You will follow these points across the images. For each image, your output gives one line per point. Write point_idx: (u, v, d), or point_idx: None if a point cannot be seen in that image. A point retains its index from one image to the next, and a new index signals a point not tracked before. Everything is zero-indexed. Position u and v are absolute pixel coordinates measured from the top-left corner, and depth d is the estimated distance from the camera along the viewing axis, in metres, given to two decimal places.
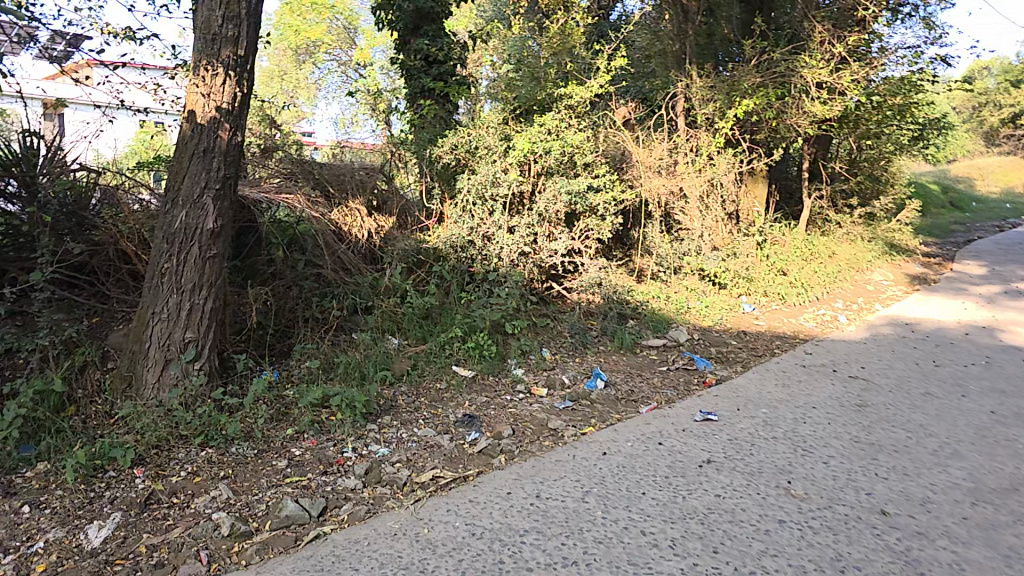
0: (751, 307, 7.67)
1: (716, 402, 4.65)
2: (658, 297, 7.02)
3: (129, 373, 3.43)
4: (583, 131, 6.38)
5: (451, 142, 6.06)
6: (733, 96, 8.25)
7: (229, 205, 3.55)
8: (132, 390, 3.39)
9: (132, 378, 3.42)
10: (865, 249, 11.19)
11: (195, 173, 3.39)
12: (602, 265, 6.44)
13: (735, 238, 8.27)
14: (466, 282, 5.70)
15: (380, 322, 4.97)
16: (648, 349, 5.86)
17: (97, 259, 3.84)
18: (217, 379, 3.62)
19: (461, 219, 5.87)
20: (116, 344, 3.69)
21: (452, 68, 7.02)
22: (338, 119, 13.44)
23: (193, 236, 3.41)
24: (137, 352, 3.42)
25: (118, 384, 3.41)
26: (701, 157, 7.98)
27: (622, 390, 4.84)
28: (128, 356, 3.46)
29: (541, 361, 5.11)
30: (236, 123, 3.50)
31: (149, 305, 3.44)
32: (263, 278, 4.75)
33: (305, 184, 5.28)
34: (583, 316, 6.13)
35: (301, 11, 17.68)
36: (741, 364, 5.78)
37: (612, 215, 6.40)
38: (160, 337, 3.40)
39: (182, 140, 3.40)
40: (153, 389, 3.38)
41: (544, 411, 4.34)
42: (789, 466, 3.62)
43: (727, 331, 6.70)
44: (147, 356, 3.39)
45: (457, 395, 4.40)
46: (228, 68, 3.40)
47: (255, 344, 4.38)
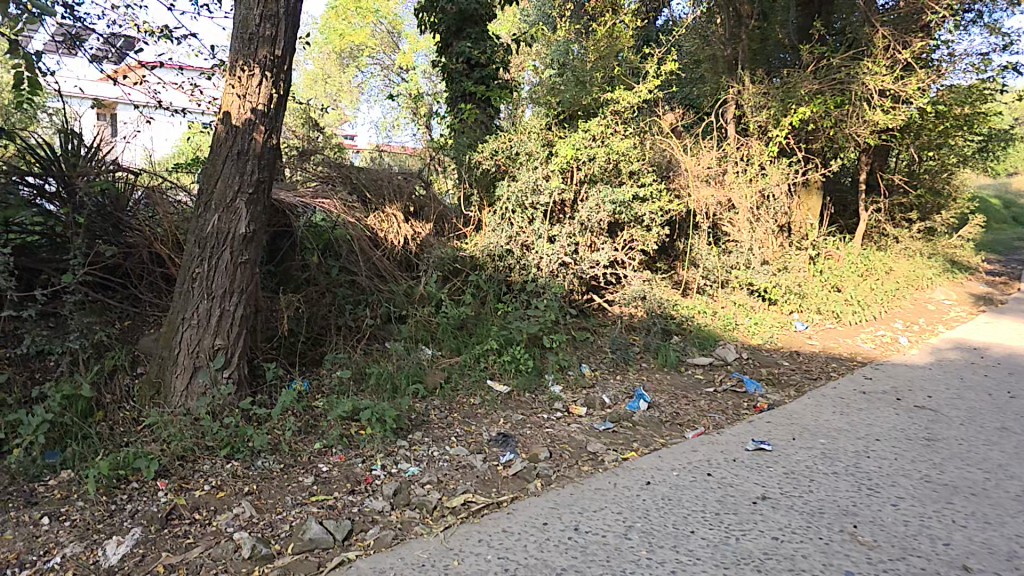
0: (804, 325, 7.25)
1: (768, 430, 4.32)
2: (705, 312, 6.69)
3: (159, 379, 3.36)
4: (629, 137, 6.12)
5: (491, 147, 5.89)
6: (789, 102, 7.85)
7: (262, 209, 3.45)
8: (160, 397, 3.32)
9: (160, 385, 3.35)
10: (925, 266, 10.55)
11: (228, 177, 3.30)
12: (646, 277, 6.17)
13: (787, 251, 7.86)
14: (503, 292, 5.51)
15: (415, 331, 4.83)
16: (693, 367, 5.55)
17: (130, 261, 3.83)
18: (246, 387, 3.53)
19: (500, 227, 5.69)
20: (147, 349, 3.65)
21: (494, 72, 6.89)
22: (379, 122, 13.47)
23: (225, 241, 3.32)
24: (166, 358, 3.34)
25: (147, 390, 3.35)
26: (752, 166, 7.63)
27: (666, 411, 4.56)
28: (158, 362, 3.39)
29: (580, 378, 4.88)
30: (272, 124, 3.40)
31: (179, 310, 3.36)
32: (296, 284, 4.66)
33: (342, 189, 5.19)
34: (624, 330, 5.87)
35: (346, 15, 17.87)
36: (794, 387, 5.40)
37: (658, 226, 6.12)
38: (190, 343, 3.32)
39: (216, 142, 3.31)
40: (181, 397, 3.29)
41: (583, 432, 4.10)
42: (853, 508, 3.27)
43: (778, 350, 6.32)
44: (176, 362, 3.31)
45: (492, 411, 4.21)
46: (265, 69, 3.31)
47: (286, 352, 4.29)
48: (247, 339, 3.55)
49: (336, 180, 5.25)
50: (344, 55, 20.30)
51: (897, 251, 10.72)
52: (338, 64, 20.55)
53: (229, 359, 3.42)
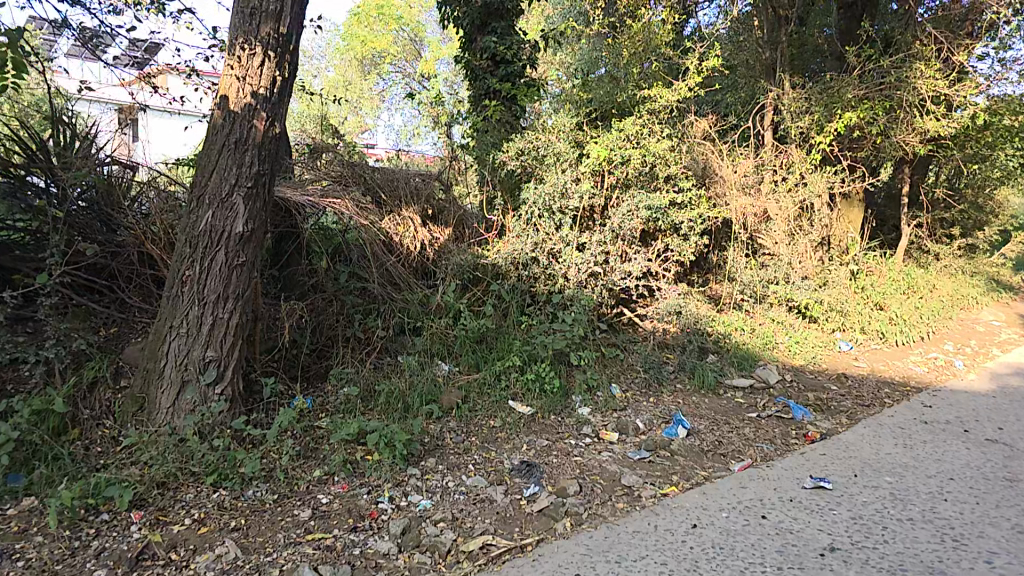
0: (848, 345, 6.72)
1: (825, 465, 3.83)
2: (742, 330, 6.22)
3: (144, 394, 3.03)
4: (667, 138, 5.69)
5: (517, 147, 5.48)
6: (835, 107, 7.35)
7: (262, 206, 3.10)
8: (144, 414, 2.97)
9: (147, 400, 3.01)
10: (970, 284, 9.92)
11: (225, 169, 2.96)
12: (682, 291, 5.73)
13: (827, 266, 7.36)
14: (527, 304, 5.12)
15: (430, 344, 4.46)
16: (732, 390, 5.09)
17: (117, 261, 3.57)
18: (241, 405, 3.15)
19: (524, 233, 5.26)
20: (133, 359, 3.35)
21: (520, 69, 6.54)
22: (400, 129, 13.38)
23: (219, 240, 2.97)
24: (153, 371, 3.00)
25: (131, 405, 3.02)
26: (793, 176, 7.24)
27: (708, 439, 4.09)
28: (144, 375, 3.06)
29: (610, 400, 4.43)
30: (274, 111, 3.06)
31: (167, 318, 3.01)
32: (302, 290, 4.40)
33: (356, 188, 4.84)
34: (657, 347, 5.43)
35: (368, 21, 18.04)
36: (846, 414, 4.88)
37: (696, 235, 5.69)
38: (178, 354, 2.97)
39: (212, 130, 2.97)
40: (167, 414, 2.94)
41: (615, 462, 3.66)
42: (940, 565, 2.77)
43: (823, 373, 5.81)
44: (162, 376, 2.97)
45: (514, 436, 3.79)
46: (268, 48, 2.98)
47: (288, 365, 3.97)
48: (244, 352, 3.19)
49: (348, 178, 4.89)
50: (365, 62, 20.32)
51: (941, 268, 10.11)
52: (359, 71, 20.43)
53: (222, 373, 3.06)
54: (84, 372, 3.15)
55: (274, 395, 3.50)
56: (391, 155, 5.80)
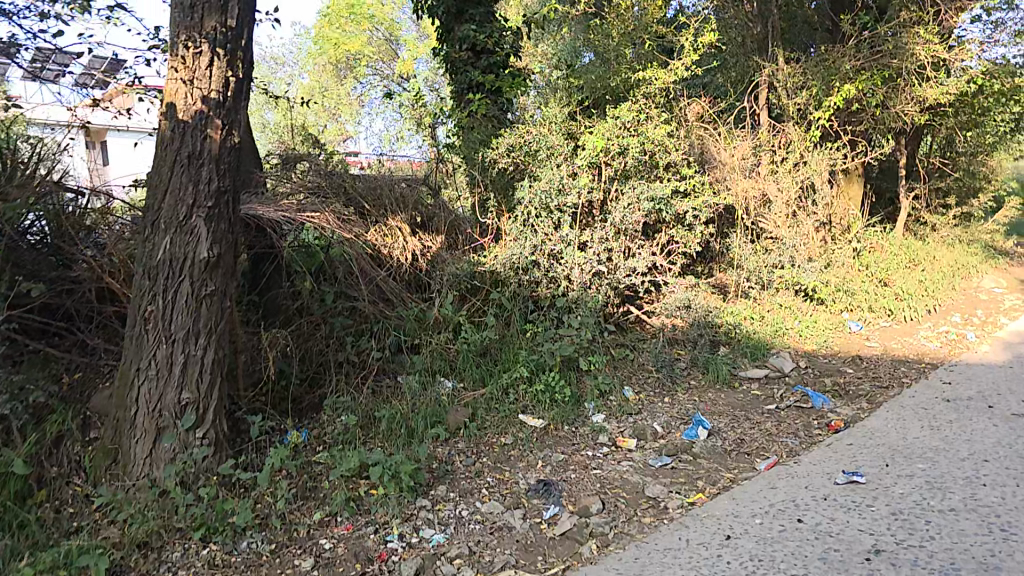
0: (858, 325, 6.55)
1: (854, 456, 3.52)
2: (752, 319, 6.09)
3: (116, 446, 3.11)
4: (664, 122, 5.50)
5: (506, 143, 5.26)
6: (832, 79, 7.30)
7: (225, 227, 3.23)
8: (122, 468, 3.05)
9: (120, 452, 3.09)
10: (966, 253, 9.69)
11: (180, 190, 3.10)
12: (690, 285, 5.56)
13: (830, 246, 7.24)
14: (530, 311, 4.94)
15: (431, 363, 4.33)
16: (748, 382, 4.94)
17: (73, 299, 3.53)
18: (228, 448, 3.23)
19: (522, 236, 5.06)
20: (101, 408, 3.29)
21: (504, 59, 6.35)
22: (382, 133, 13.19)
23: (183, 266, 3.09)
24: (126, 422, 3.08)
25: (104, 459, 3.09)
26: (793, 155, 7.15)
27: (729, 438, 3.90)
28: (114, 426, 3.14)
29: (624, 404, 4.32)
30: (231, 118, 3.25)
31: (134, 359, 3.11)
32: (286, 315, 4.27)
33: (336, 200, 4.63)
34: (667, 344, 5.32)
35: (340, 22, 18.19)
36: (866, 398, 4.60)
37: (701, 224, 5.57)
38: (150, 401, 3.07)
39: (162, 145, 3.13)
40: (143, 466, 3.01)
41: (637, 472, 3.52)
42: (993, 560, 2.50)
43: (837, 356, 5.62)
44: (136, 425, 3.06)
45: (528, 453, 3.71)
46: (214, 45, 3.15)
47: (274, 398, 3.87)
48: (223, 391, 3.28)
49: (327, 188, 4.68)
50: (341, 67, 20.17)
51: (937, 239, 9.92)
52: (335, 76, 20.11)
53: (202, 418, 3.14)
54: (47, 429, 3.12)
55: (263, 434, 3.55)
56: (377, 160, 5.56)
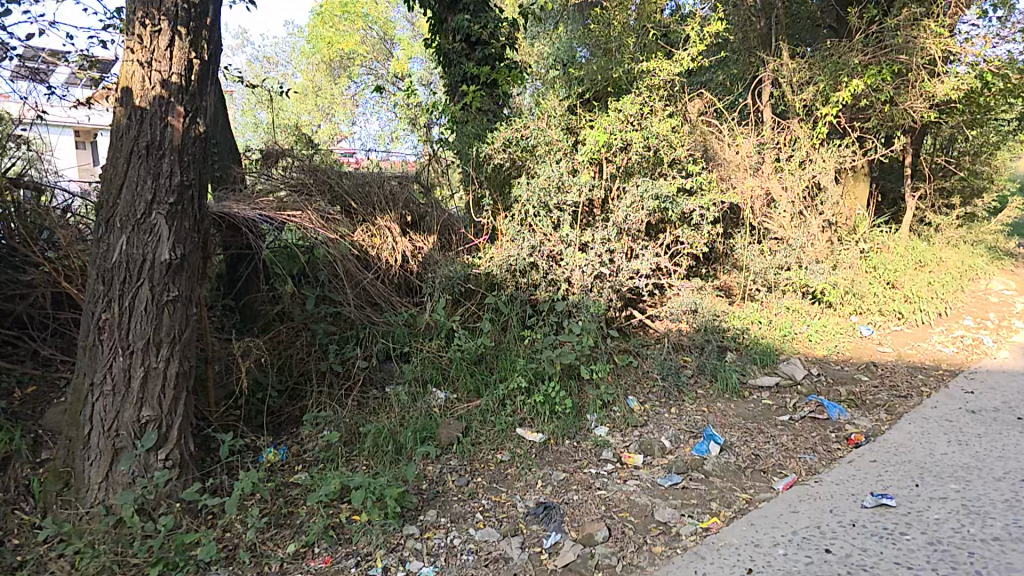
0: (869, 329, 6.28)
1: (878, 474, 3.25)
2: (758, 323, 5.84)
3: (68, 469, 3.13)
4: (668, 116, 5.22)
5: (503, 138, 4.96)
6: (840, 74, 7.00)
7: (188, 226, 3.16)
8: (74, 493, 3.06)
9: (73, 477, 3.11)
10: (972, 254, 9.30)
11: (138, 185, 2.98)
12: (696, 286, 5.40)
13: (837, 247, 6.98)
14: (528, 315, 4.67)
15: (421, 372, 4.10)
16: (757, 390, 4.68)
17: (25, 304, 3.75)
18: (193, 468, 3.26)
19: (518, 236, 4.79)
20: (53, 424, 3.48)
21: (500, 51, 6.04)
22: (377, 132, 12.86)
23: (143, 268, 3.02)
24: (81, 441, 3.08)
25: (55, 483, 3.10)
26: (799, 152, 6.88)
27: (742, 454, 3.64)
28: (67, 448, 3.15)
29: (629, 416, 4.06)
30: (194, 105, 3.12)
31: (90, 371, 3.07)
32: (266, 321, 4.16)
33: (320, 198, 4.39)
34: (673, 350, 5.06)
35: (334, 21, 17.97)
36: (884, 408, 4.33)
37: (709, 224, 5.31)
38: (106, 420, 3.06)
39: (117, 134, 2.98)
40: (97, 491, 3.03)
41: (644, 491, 3.26)
42: None
43: (849, 363, 5.32)
44: (92, 446, 3.06)
45: (526, 472, 3.44)
46: (173, 24, 2.98)
47: (251, 413, 3.79)
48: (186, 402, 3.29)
49: (312, 186, 4.44)
50: (336, 66, 19.86)
51: (944, 240, 9.61)
52: (329, 76, 19.67)
53: (165, 435, 3.16)
54: None
55: (233, 455, 3.46)
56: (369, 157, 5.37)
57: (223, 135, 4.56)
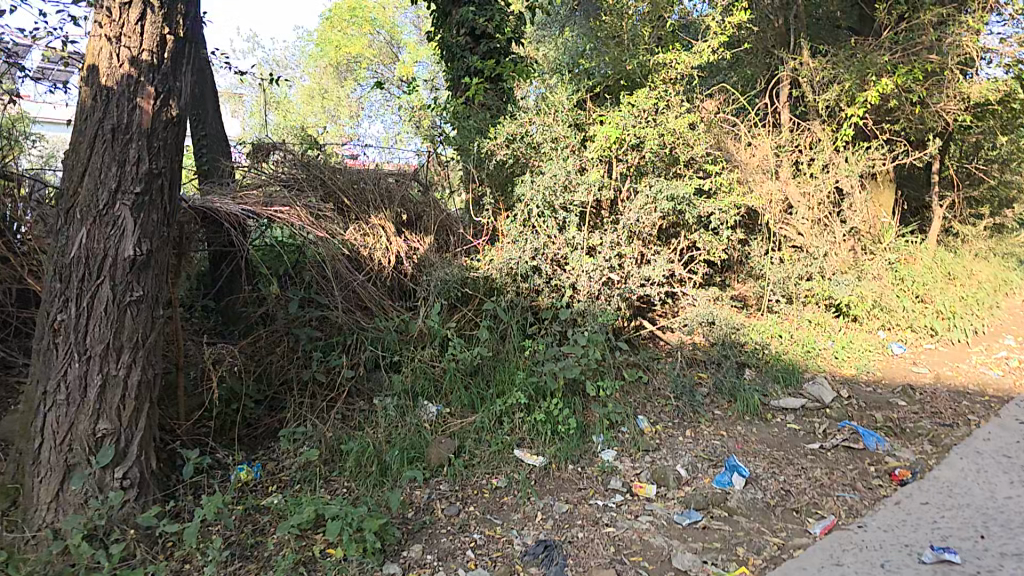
0: (901, 347, 5.78)
1: (933, 521, 2.85)
2: (779, 337, 5.40)
3: (18, 485, 2.58)
4: (686, 112, 4.81)
5: (505, 133, 4.58)
6: (867, 73, 6.44)
7: (158, 219, 2.54)
8: (20, 514, 2.48)
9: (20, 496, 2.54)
10: (1004, 268, 8.65)
11: (101, 169, 2.39)
12: (712, 297, 4.99)
13: (865, 258, 6.51)
14: (530, 323, 4.27)
15: (411, 383, 3.68)
16: (780, 412, 4.24)
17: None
18: (155, 487, 2.65)
19: (519, 239, 4.41)
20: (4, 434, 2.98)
21: (506, 45, 5.68)
22: (380, 135, 12.55)
23: (103, 266, 2.41)
24: (29, 456, 2.48)
25: (1, 502, 2.55)
26: (824, 153, 6.43)
27: (771, 491, 3.21)
28: (16, 460, 2.62)
29: (639, 439, 3.64)
30: (168, 85, 2.51)
31: (41, 378, 2.46)
32: (247, 324, 3.77)
33: (312, 194, 4.04)
34: (687, 366, 4.62)
35: (343, 25, 17.83)
36: (928, 439, 3.88)
37: (728, 229, 4.90)
38: (56, 433, 2.45)
39: (81, 115, 2.41)
40: (50, 511, 2.44)
41: (658, 530, 2.85)
42: None
43: (882, 384, 4.85)
44: (41, 462, 2.45)
45: (525, 503, 3.03)
46: None
47: (224, 425, 3.28)
48: (151, 414, 2.66)
49: (303, 181, 4.09)
50: (342, 69, 19.62)
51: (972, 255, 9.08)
52: (335, 79, 19.35)
53: (123, 450, 2.54)
54: None
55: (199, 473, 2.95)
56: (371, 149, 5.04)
57: (212, 126, 4.25)
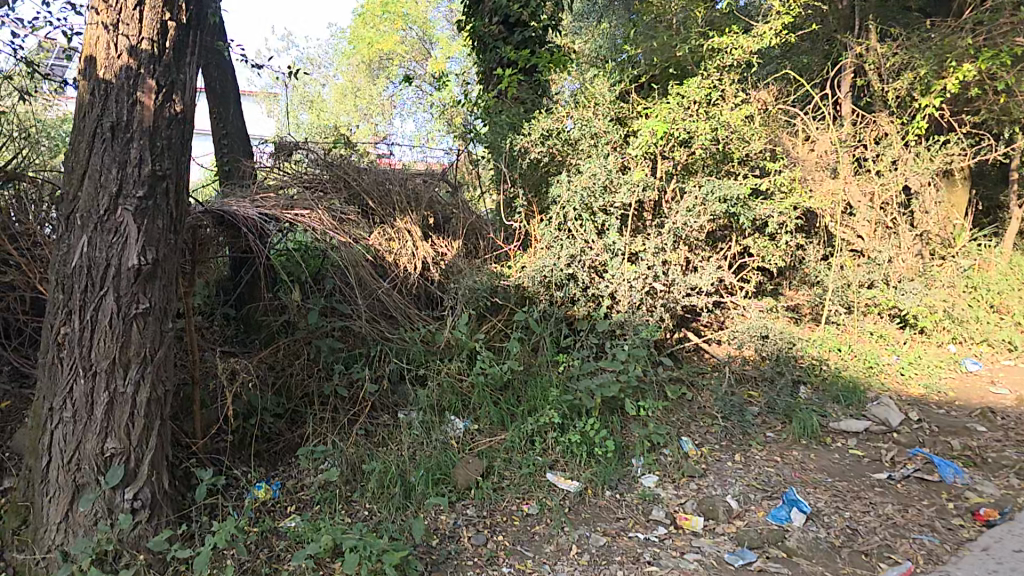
0: (976, 363, 5.23)
1: None
2: (836, 350, 4.97)
3: (28, 503, 2.45)
4: (739, 104, 4.46)
5: (540, 129, 4.34)
6: (946, 58, 5.91)
7: (164, 225, 2.34)
8: (30, 533, 2.35)
9: (32, 513, 2.41)
10: None
11: (101, 171, 2.20)
12: (765, 308, 4.69)
13: (934, 265, 5.96)
14: (565, 335, 4.01)
15: (438, 398, 3.46)
16: (841, 435, 3.87)
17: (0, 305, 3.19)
18: (168, 507, 2.47)
19: (556, 244, 4.16)
20: (20, 448, 2.80)
21: (541, 36, 5.44)
22: (414, 133, 12.44)
23: (106, 277, 2.23)
24: (37, 474, 2.33)
25: (12, 520, 2.44)
26: (890, 148, 5.93)
27: (837, 529, 2.88)
28: (27, 478, 2.48)
29: (684, 463, 3.34)
30: (171, 78, 2.29)
31: (48, 394, 2.31)
32: (269, 333, 3.62)
33: (336, 196, 3.91)
34: (735, 383, 4.26)
35: (375, 22, 17.64)
36: (1016, 473, 3.44)
37: (788, 235, 4.61)
38: (63, 453, 2.29)
39: (78, 112, 2.21)
40: (60, 533, 2.29)
41: (708, 573, 2.55)
42: None
43: (957, 407, 4.37)
44: (48, 482, 2.31)
45: (559, 534, 2.77)
46: None
47: (243, 442, 3.12)
48: (163, 431, 2.48)
49: (327, 183, 3.99)
50: (375, 65, 19.59)
51: None
52: (368, 76, 19.30)
53: (133, 470, 2.35)
54: None
55: (211, 495, 2.77)
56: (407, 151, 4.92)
57: (232, 123, 4.17)
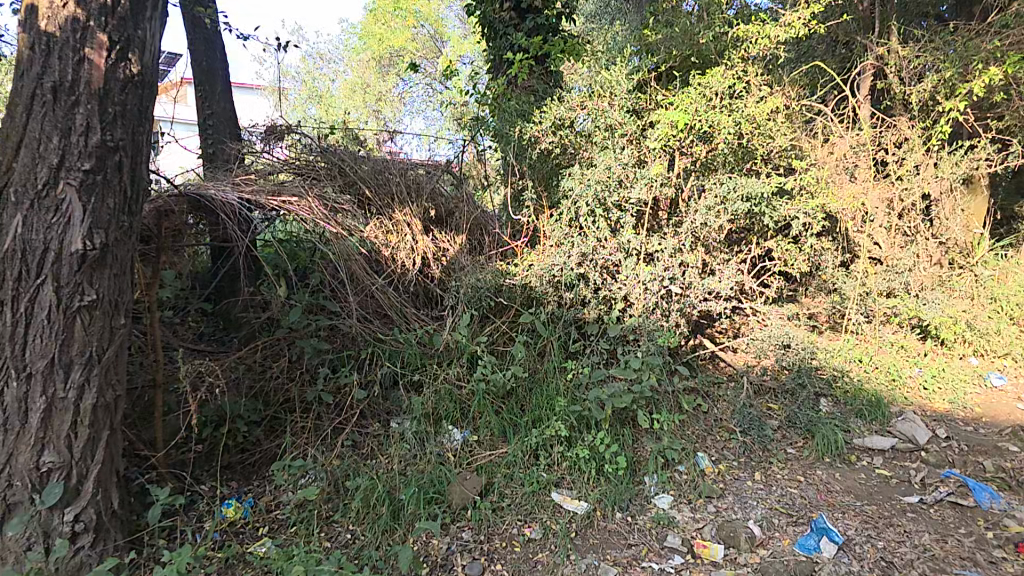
0: (1002, 376, 4.94)
1: None
2: (858, 361, 4.69)
3: None
4: (764, 98, 4.16)
5: (552, 117, 4.04)
6: (973, 59, 5.60)
7: (116, 205, 2.07)
8: None
9: None
10: None
11: (39, 139, 1.90)
12: (785, 314, 4.50)
13: (958, 273, 5.68)
14: (572, 340, 3.73)
15: (434, 406, 3.17)
16: (868, 453, 3.59)
17: None
18: (116, 530, 2.21)
19: (566, 241, 3.87)
20: None
21: (555, 23, 5.16)
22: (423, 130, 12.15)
23: (43, 263, 1.94)
24: None
25: None
26: (915, 150, 5.65)
27: (870, 562, 2.59)
28: None
29: (700, 482, 3.06)
30: (126, 33, 2.00)
31: None
32: (251, 332, 3.33)
33: (328, 184, 3.62)
34: (754, 395, 3.99)
35: (386, 18, 17.32)
36: None
37: (812, 238, 4.30)
38: None
39: (16, 70, 1.91)
40: None
41: None
42: None
43: (988, 425, 4.09)
44: None
45: (563, 563, 2.48)
46: None
47: (214, 452, 2.86)
48: (113, 440, 2.21)
49: (320, 171, 3.70)
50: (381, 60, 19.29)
51: None
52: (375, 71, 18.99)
53: (75, 487, 2.09)
54: None
55: (172, 516, 2.49)
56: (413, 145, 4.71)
57: (217, 103, 3.95)
